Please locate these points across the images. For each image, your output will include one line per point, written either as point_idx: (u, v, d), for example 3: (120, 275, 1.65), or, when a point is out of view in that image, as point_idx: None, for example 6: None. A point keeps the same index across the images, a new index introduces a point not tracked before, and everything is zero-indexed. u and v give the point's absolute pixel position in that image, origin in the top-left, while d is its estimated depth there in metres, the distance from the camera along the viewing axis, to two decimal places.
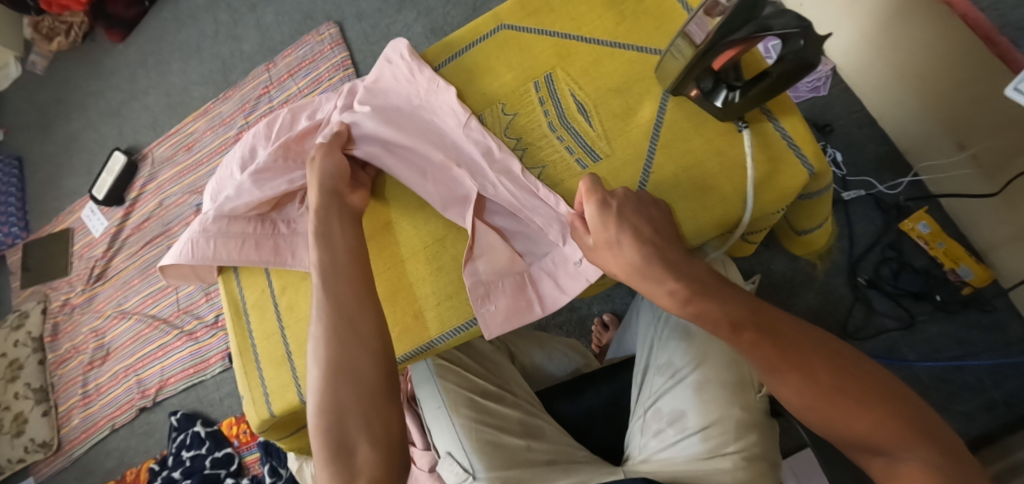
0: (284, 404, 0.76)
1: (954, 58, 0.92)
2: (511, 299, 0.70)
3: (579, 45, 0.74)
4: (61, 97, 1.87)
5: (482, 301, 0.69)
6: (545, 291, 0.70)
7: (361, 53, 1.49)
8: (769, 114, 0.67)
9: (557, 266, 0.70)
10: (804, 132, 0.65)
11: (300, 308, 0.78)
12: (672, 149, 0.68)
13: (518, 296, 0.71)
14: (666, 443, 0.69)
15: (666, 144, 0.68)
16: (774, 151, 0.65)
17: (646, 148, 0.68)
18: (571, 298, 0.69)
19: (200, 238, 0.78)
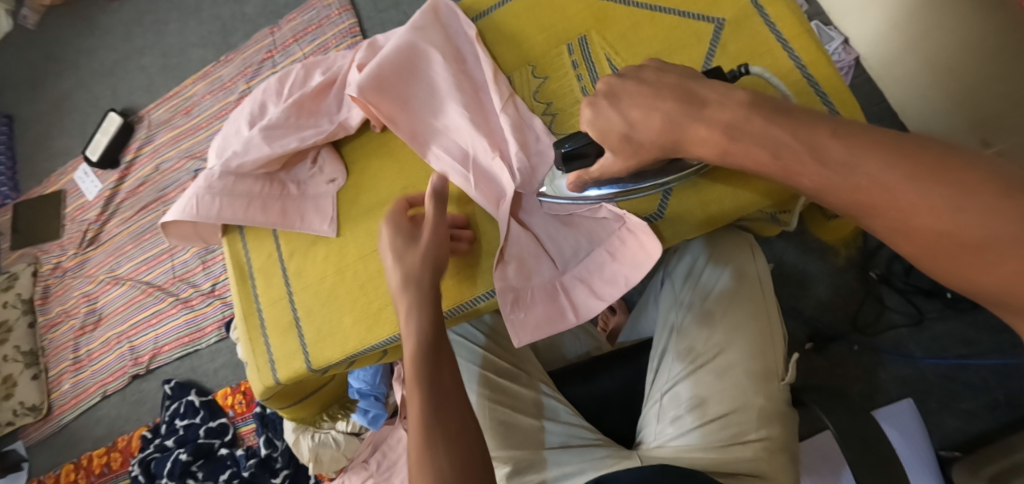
0: (290, 372, 0.74)
1: (984, 55, 0.91)
2: (545, 306, 0.67)
3: (615, 8, 0.70)
4: (53, 54, 1.81)
5: (513, 306, 0.66)
6: (580, 299, 0.66)
7: (369, 20, 1.45)
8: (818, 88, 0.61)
9: (593, 272, 0.66)
10: (853, 112, 0.60)
11: (309, 274, 0.75)
12: None
13: (550, 303, 0.67)
14: (683, 429, 0.68)
15: None
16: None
17: None
18: (609, 304, 0.65)
19: (204, 195, 0.75)
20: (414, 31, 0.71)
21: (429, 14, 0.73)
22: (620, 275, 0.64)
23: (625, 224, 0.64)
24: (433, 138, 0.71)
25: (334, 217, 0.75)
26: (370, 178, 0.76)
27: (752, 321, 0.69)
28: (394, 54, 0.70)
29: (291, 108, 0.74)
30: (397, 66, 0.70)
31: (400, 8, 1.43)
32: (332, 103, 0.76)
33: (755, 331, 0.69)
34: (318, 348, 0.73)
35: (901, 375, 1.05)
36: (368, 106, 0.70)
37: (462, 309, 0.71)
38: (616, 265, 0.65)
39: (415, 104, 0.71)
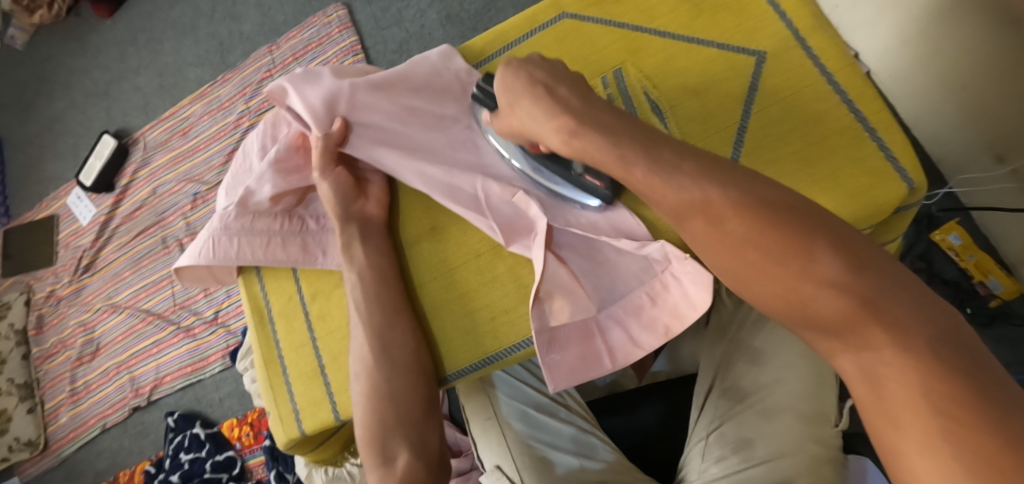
0: (317, 422, 0.72)
1: (1006, 68, 0.90)
2: (582, 347, 0.63)
3: (649, 41, 0.71)
4: (42, 75, 1.76)
5: (548, 347, 0.62)
6: (616, 342, 0.63)
7: (371, 37, 1.42)
8: (864, 124, 0.62)
9: (631, 315, 0.64)
10: (905, 148, 0.61)
11: (335, 319, 0.74)
12: (759, 157, 0.63)
13: (586, 344, 0.63)
14: (728, 469, 0.66)
15: (751, 151, 0.64)
16: (871, 165, 0.61)
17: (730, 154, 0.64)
18: (646, 352, 0.63)
19: (221, 235, 0.73)
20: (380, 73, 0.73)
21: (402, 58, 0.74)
22: (659, 322, 0.62)
23: (670, 268, 0.62)
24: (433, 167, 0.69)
25: None
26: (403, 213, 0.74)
27: (803, 363, 0.72)
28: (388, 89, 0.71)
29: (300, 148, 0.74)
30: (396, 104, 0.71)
31: (403, 26, 1.41)
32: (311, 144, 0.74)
33: (806, 375, 0.71)
34: (346, 398, 0.71)
35: None
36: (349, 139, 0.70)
37: (465, 372, 0.69)
38: (656, 312, 0.63)
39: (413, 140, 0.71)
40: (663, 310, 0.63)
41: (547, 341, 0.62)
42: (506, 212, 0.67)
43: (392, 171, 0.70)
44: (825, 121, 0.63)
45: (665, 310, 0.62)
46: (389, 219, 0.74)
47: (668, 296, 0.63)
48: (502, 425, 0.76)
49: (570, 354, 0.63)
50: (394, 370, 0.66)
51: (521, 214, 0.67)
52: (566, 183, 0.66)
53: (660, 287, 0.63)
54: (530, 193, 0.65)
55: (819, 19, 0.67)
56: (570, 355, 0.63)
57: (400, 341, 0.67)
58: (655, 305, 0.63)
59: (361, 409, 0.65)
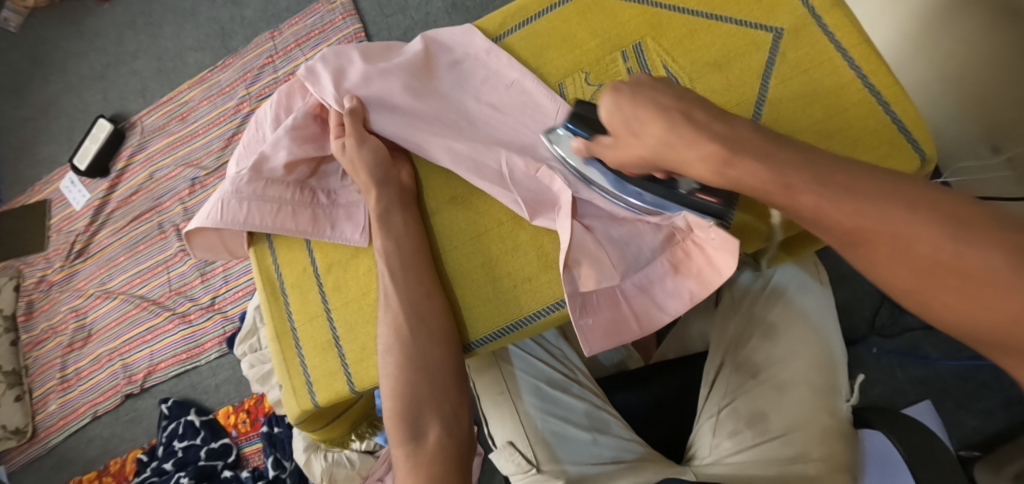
0: (330, 394, 0.71)
1: (1000, 58, 0.89)
2: (609, 313, 0.63)
3: (669, 16, 0.71)
4: (37, 58, 1.73)
5: (579, 315, 0.62)
6: (641, 308, 0.63)
7: (375, 25, 1.42)
8: (879, 98, 0.62)
9: (658, 282, 0.63)
10: (919, 120, 0.61)
11: (349, 289, 0.73)
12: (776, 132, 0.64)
13: (614, 310, 0.63)
14: (742, 445, 0.67)
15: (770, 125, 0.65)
16: (886, 137, 0.61)
17: None
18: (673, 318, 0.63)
19: (232, 199, 0.73)
20: (400, 56, 0.75)
21: (417, 42, 0.76)
22: (685, 289, 0.62)
23: (692, 236, 0.62)
24: (446, 142, 0.70)
25: (365, 227, 0.73)
26: (425, 177, 0.74)
27: (814, 336, 0.72)
28: (403, 68, 0.73)
29: (314, 118, 0.75)
30: (410, 78, 0.72)
31: (407, 14, 1.40)
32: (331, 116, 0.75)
33: (818, 349, 0.72)
34: (361, 367, 0.70)
35: (920, 377, 1.03)
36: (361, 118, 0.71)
37: (488, 340, 0.68)
38: (682, 279, 0.62)
39: (425, 110, 0.72)
40: (694, 274, 0.62)
41: (576, 309, 0.62)
42: (527, 185, 0.67)
43: (418, 148, 0.71)
44: (840, 95, 0.63)
45: (694, 274, 0.62)
46: (415, 189, 0.73)
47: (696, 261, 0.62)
48: (517, 399, 0.76)
49: (598, 321, 0.63)
50: (426, 339, 0.65)
51: (546, 188, 0.66)
52: (671, 205, 0.61)
53: (688, 252, 0.62)
54: (553, 169, 0.65)
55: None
56: (598, 322, 0.63)
57: (431, 309, 0.66)
58: (683, 269, 0.62)
59: (389, 380, 0.65)
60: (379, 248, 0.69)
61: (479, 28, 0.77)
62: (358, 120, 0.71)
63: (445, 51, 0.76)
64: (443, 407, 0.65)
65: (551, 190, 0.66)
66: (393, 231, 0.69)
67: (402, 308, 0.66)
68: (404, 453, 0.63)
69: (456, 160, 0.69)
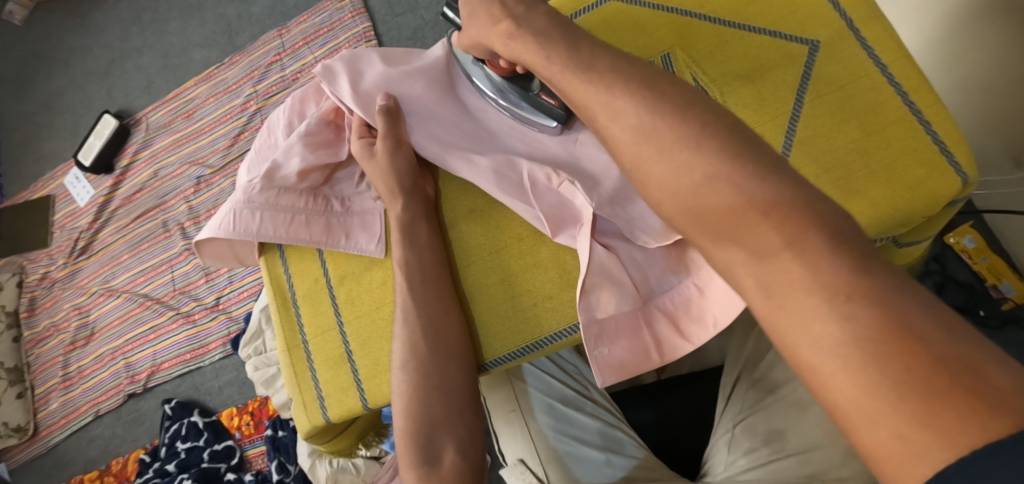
0: (342, 410, 0.70)
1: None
2: (629, 341, 0.61)
3: (701, 25, 0.70)
4: (41, 52, 1.71)
5: (595, 340, 0.60)
6: (663, 335, 0.61)
7: (384, 24, 1.40)
8: (919, 116, 0.61)
9: (681, 308, 0.61)
10: (960, 141, 0.60)
11: (363, 302, 0.72)
12: (810, 146, 0.62)
13: (635, 337, 0.61)
14: (757, 462, 0.65)
15: (804, 140, 0.62)
16: (926, 158, 0.60)
17: (781, 140, 0.63)
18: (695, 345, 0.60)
19: (244, 209, 0.71)
20: (419, 62, 0.73)
21: (439, 47, 0.74)
22: (708, 313, 0.59)
23: None
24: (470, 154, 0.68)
25: (381, 237, 0.73)
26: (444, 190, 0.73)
27: None
28: (424, 74, 0.71)
29: (330, 125, 0.74)
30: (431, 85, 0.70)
31: (418, 13, 1.38)
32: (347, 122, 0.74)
33: None
34: (374, 385, 0.69)
35: None
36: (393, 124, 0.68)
37: (504, 360, 0.67)
38: (705, 304, 0.60)
39: (447, 118, 0.70)
40: (716, 299, 0.59)
41: (593, 334, 0.60)
42: (550, 199, 0.66)
43: (436, 158, 0.70)
44: (881, 113, 0.62)
45: (718, 299, 0.59)
46: (436, 201, 0.73)
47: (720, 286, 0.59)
48: (528, 417, 0.75)
49: (617, 347, 0.60)
50: (441, 357, 0.64)
51: (568, 202, 0.65)
52: (524, 104, 0.67)
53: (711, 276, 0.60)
54: (576, 183, 0.64)
55: (875, 10, 0.65)
56: (617, 348, 0.60)
57: (449, 327, 0.65)
58: (706, 294, 0.60)
59: (401, 398, 0.64)
60: (400, 258, 0.68)
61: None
62: (386, 126, 0.68)
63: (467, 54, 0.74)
64: (455, 427, 0.63)
65: (572, 205, 0.65)
66: (416, 245, 0.68)
67: (419, 325, 0.65)
68: (415, 477, 0.60)
69: (481, 171, 0.67)
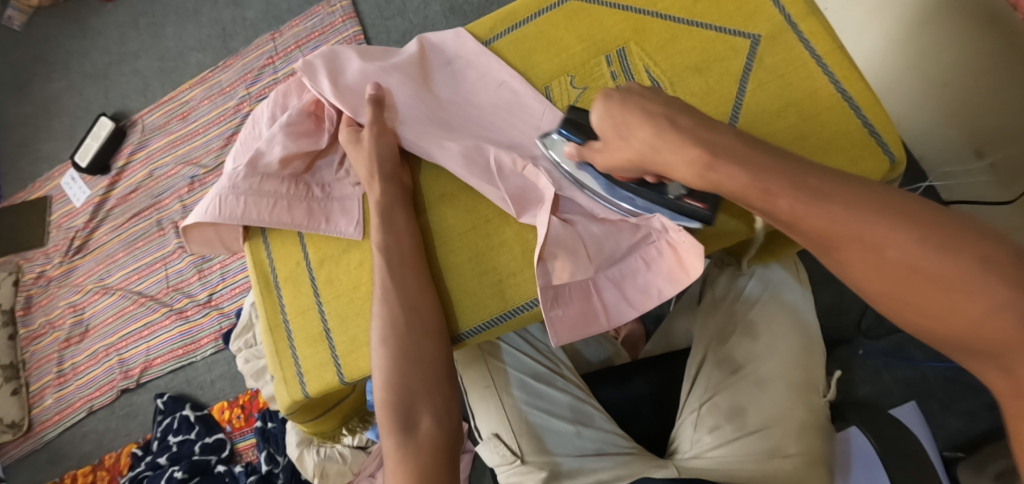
0: (320, 385, 0.73)
1: (982, 66, 0.91)
2: (579, 305, 0.65)
3: (654, 21, 0.73)
4: (40, 56, 1.75)
5: (552, 305, 0.64)
6: (611, 301, 0.66)
7: (374, 27, 1.44)
8: (851, 102, 0.65)
9: (627, 277, 0.66)
10: (889, 124, 0.63)
11: (341, 282, 0.75)
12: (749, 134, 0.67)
13: (585, 302, 0.65)
14: (722, 439, 0.68)
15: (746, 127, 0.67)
16: (857, 140, 0.64)
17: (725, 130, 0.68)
18: (639, 314, 0.65)
19: (229, 195, 0.75)
20: (395, 57, 0.77)
21: (413, 43, 0.78)
22: (654, 286, 0.64)
23: (667, 236, 0.64)
24: (450, 142, 0.71)
25: (360, 221, 0.76)
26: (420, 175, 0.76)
27: (792, 334, 0.75)
28: (402, 71, 0.75)
29: (311, 117, 0.77)
30: (409, 81, 0.74)
31: (406, 17, 1.43)
32: (328, 114, 0.77)
33: (796, 346, 0.74)
34: (351, 359, 0.72)
35: (905, 378, 1.05)
36: (378, 116, 0.72)
37: (478, 331, 0.70)
38: (651, 276, 0.65)
39: (426, 112, 0.73)
40: (663, 271, 0.64)
41: (549, 300, 0.64)
42: (515, 182, 0.69)
43: (416, 147, 0.72)
44: (816, 100, 0.65)
45: (663, 271, 0.64)
46: (415, 189, 0.75)
47: (665, 260, 0.64)
48: (501, 394, 0.77)
49: (570, 311, 0.65)
50: (420, 335, 0.66)
51: (532, 184, 0.68)
52: (660, 210, 0.62)
53: (658, 250, 0.65)
54: (541, 167, 0.68)
55: (812, 5, 0.69)
56: (569, 313, 0.64)
57: (424, 303, 0.68)
58: (653, 267, 0.65)
59: (381, 372, 0.66)
60: (379, 242, 0.70)
61: (470, 33, 0.79)
62: (373, 118, 0.71)
63: (440, 55, 0.79)
64: (433, 399, 0.66)
65: (536, 187, 0.68)
66: (393, 227, 0.70)
67: (395, 303, 0.67)
68: (394, 443, 0.64)
69: (460, 160, 0.70)
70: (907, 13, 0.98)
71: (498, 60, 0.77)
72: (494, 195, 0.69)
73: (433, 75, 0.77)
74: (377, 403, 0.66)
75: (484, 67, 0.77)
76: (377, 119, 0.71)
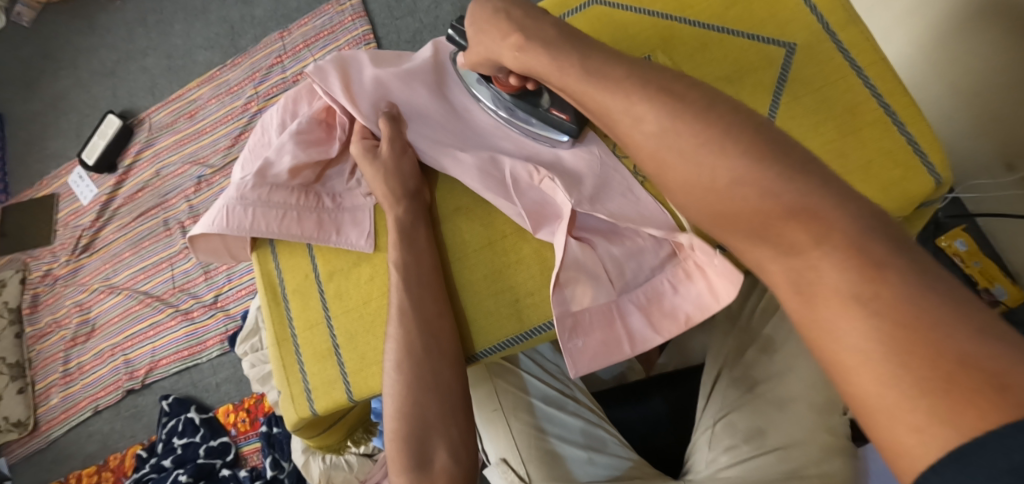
0: (329, 402, 0.71)
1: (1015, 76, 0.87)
2: (601, 333, 0.62)
3: (682, 28, 0.71)
4: (48, 52, 1.74)
5: (570, 331, 0.61)
6: (635, 327, 0.62)
7: (383, 27, 1.42)
8: (895, 118, 0.63)
9: (652, 302, 0.63)
10: (933, 141, 0.62)
11: (350, 297, 0.73)
12: None
13: (607, 329, 0.62)
14: (738, 458, 0.66)
15: None
16: (901, 158, 0.62)
17: None
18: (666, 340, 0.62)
19: (236, 205, 0.73)
20: (408, 63, 0.74)
21: (427, 47, 0.75)
22: (680, 309, 0.61)
23: (693, 257, 0.62)
24: (466, 155, 0.70)
25: (371, 232, 0.74)
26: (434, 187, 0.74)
27: None
28: (415, 77, 0.72)
29: (322, 123, 0.75)
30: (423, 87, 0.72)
31: (417, 16, 1.40)
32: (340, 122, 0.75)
33: None
34: (361, 377, 0.70)
35: None
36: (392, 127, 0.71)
37: (495, 350, 0.68)
38: (677, 300, 0.62)
39: (441, 122, 0.72)
40: (689, 296, 0.61)
41: (567, 324, 0.61)
42: (533, 198, 0.67)
43: (433, 161, 0.71)
44: (858, 113, 0.63)
45: (690, 295, 0.61)
46: (431, 204, 0.73)
47: (692, 283, 0.61)
48: (511, 418, 0.74)
49: (590, 337, 0.62)
50: (436, 360, 0.64)
51: (551, 199, 0.67)
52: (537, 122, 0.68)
53: (683, 272, 0.62)
54: (557, 180, 0.66)
55: (852, 13, 0.67)
56: (589, 338, 0.62)
57: (438, 325, 0.66)
58: (678, 290, 0.62)
59: (394, 400, 0.63)
60: (395, 261, 0.68)
61: None
62: (387, 131, 0.70)
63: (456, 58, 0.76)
64: (450, 429, 0.62)
65: (555, 203, 0.66)
66: (414, 248, 0.69)
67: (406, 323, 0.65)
68: (409, 480, 0.60)
69: (477, 175, 0.68)
70: (938, 20, 0.94)
71: None
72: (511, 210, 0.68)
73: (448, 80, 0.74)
74: (388, 428, 0.63)
75: None
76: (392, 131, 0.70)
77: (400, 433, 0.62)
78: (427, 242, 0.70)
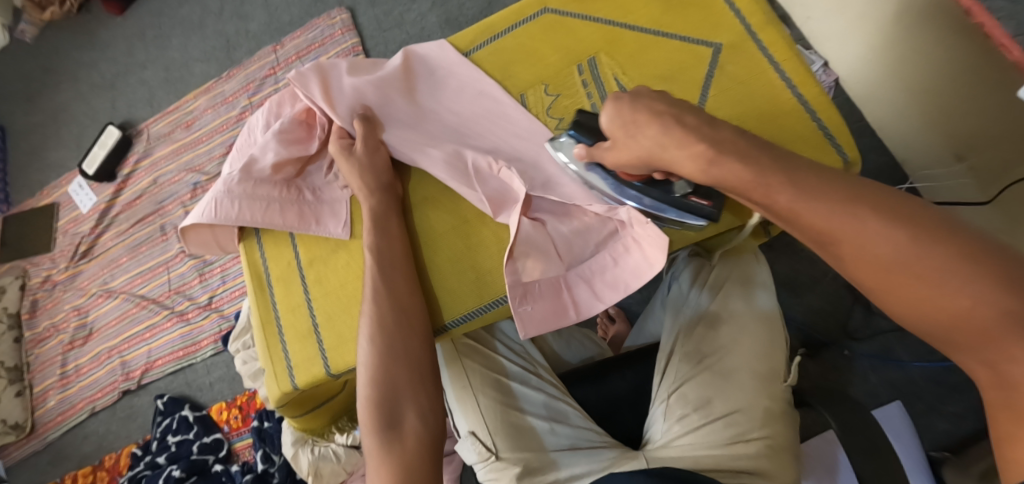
0: (309, 377, 0.75)
1: (955, 73, 0.93)
2: (550, 302, 0.68)
3: (625, 33, 0.77)
4: (50, 68, 1.81)
5: (521, 300, 0.67)
6: (580, 297, 0.68)
7: (372, 39, 1.49)
8: (808, 108, 0.68)
9: (596, 273, 0.68)
10: (842, 127, 0.67)
11: (330, 281, 0.78)
12: None
13: (555, 298, 0.68)
14: (689, 427, 0.71)
15: None
16: (813, 142, 0.67)
17: None
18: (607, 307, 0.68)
19: (224, 198, 0.78)
20: (382, 69, 0.80)
21: (400, 56, 0.81)
22: (620, 280, 0.68)
23: (632, 233, 0.67)
24: (434, 151, 0.74)
25: (348, 221, 0.79)
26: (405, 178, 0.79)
27: (761, 327, 0.75)
28: (387, 82, 0.78)
29: (302, 125, 0.81)
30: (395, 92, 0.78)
31: (404, 28, 1.47)
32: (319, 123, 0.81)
33: (761, 337, 0.75)
34: (338, 352, 0.75)
35: (890, 378, 1.07)
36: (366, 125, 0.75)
37: (463, 321, 0.73)
38: (618, 271, 0.68)
39: (411, 122, 0.77)
40: (628, 267, 0.67)
41: (518, 293, 0.67)
42: (493, 185, 0.73)
43: (405, 156, 0.75)
44: (776, 105, 0.69)
45: (628, 267, 0.67)
46: (404, 193, 0.78)
47: (630, 256, 0.67)
48: (478, 393, 0.79)
49: (539, 305, 0.68)
50: (405, 333, 0.68)
51: (509, 186, 0.72)
52: (670, 210, 0.64)
53: (622, 245, 0.68)
54: (514, 168, 0.71)
55: (770, 15, 0.73)
56: (538, 306, 0.67)
57: (409, 301, 0.70)
58: (618, 262, 0.68)
59: (366, 368, 0.68)
60: (369, 243, 0.72)
61: (452, 45, 0.82)
62: (362, 128, 0.75)
63: (426, 65, 0.82)
64: (420, 397, 0.67)
65: (512, 189, 0.72)
66: (387, 232, 0.73)
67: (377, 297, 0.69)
68: (379, 444, 0.65)
69: (444, 167, 0.73)
70: (886, 22, 1.01)
71: (478, 69, 0.80)
72: (474, 197, 0.72)
73: (419, 86, 0.80)
74: (360, 400, 0.67)
75: (466, 76, 0.80)
76: (366, 128, 0.75)
77: (371, 400, 0.66)
78: (400, 227, 0.74)
